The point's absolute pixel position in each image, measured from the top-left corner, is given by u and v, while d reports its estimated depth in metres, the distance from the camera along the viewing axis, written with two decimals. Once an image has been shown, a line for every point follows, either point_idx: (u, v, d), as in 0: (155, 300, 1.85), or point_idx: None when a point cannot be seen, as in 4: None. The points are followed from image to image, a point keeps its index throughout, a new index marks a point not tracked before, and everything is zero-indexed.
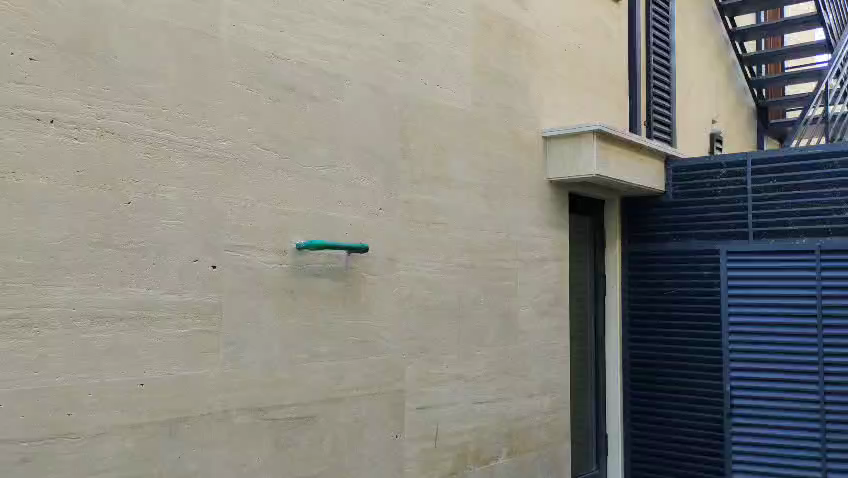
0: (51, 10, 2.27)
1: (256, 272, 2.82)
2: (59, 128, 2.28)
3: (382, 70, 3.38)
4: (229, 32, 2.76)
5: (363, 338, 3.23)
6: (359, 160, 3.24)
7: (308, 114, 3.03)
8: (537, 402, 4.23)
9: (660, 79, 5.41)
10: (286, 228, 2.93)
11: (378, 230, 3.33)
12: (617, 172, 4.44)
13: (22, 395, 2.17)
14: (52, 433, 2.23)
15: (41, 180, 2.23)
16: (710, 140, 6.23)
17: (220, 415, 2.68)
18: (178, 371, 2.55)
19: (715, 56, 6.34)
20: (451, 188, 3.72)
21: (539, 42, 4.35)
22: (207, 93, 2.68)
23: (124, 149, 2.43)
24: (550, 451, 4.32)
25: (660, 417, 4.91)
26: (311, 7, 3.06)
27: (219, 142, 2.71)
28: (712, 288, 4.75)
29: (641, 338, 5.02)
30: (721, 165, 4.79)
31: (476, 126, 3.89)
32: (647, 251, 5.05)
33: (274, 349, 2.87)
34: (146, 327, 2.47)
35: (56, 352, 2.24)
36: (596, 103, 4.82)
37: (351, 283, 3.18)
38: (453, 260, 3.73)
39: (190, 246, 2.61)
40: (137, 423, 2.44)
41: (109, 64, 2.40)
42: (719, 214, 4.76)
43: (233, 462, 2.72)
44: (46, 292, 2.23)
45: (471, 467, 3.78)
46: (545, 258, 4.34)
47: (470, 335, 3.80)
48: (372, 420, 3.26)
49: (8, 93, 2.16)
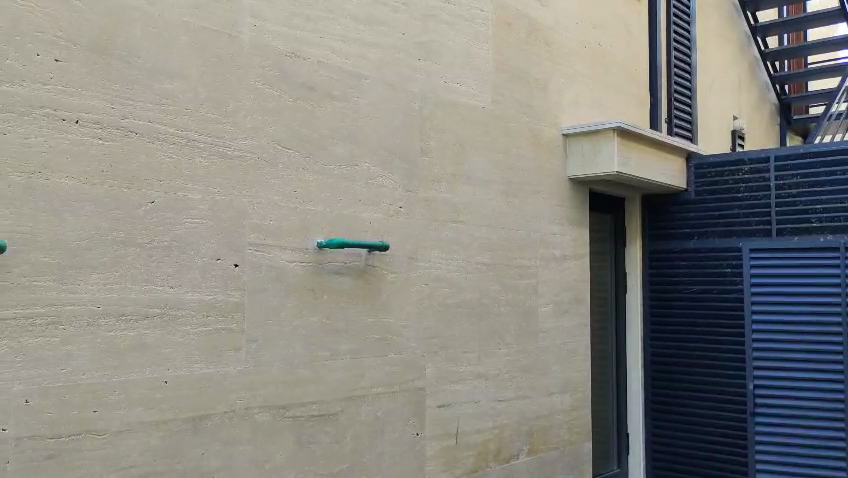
0: (76, 11, 2.29)
1: (278, 271, 2.83)
2: (84, 128, 2.30)
3: (402, 69, 3.38)
4: (251, 32, 2.78)
5: (384, 336, 3.24)
6: (379, 158, 3.25)
7: (328, 113, 3.04)
8: (557, 401, 4.21)
9: (681, 75, 5.37)
10: (307, 228, 2.94)
11: (399, 229, 3.33)
12: (638, 170, 4.42)
13: (48, 392, 2.19)
14: (78, 430, 2.25)
15: (66, 179, 2.26)
16: (732, 136, 6.17)
17: (242, 413, 2.70)
18: (200, 368, 2.57)
19: (737, 52, 6.28)
20: (471, 186, 3.71)
21: (559, 40, 4.33)
22: (229, 93, 2.70)
23: (147, 149, 2.45)
24: (571, 450, 4.30)
25: (682, 416, 4.88)
26: (331, 7, 3.07)
27: (240, 141, 2.73)
28: (735, 286, 4.70)
29: (663, 337, 4.99)
30: (743, 161, 4.74)
31: (497, 124, 3.88)
32: (669, 249, 5.01)
33: (295, 347, 2.88)
34: (169, 325, 2.49)
35: (82, 350, 2.27)
36: (617, 100, 4.80)
37: (371, 282, 3.19)
38: (473, 258, 3.72)
39: (213, 244, 2.63)
40: (160, 420, 2.46)
41: (133, 64, 2.43)
42: (742, 211, 4.72)
43: (256, 458, 2.74)
44: (72, 291, 2.26)
45: (492, 465, 3.78)
46: (565, 256, 4.32)
47: (490, 333, 3.79)
48: (392, 418, 3.26)
49: (34, 94, 2.19)
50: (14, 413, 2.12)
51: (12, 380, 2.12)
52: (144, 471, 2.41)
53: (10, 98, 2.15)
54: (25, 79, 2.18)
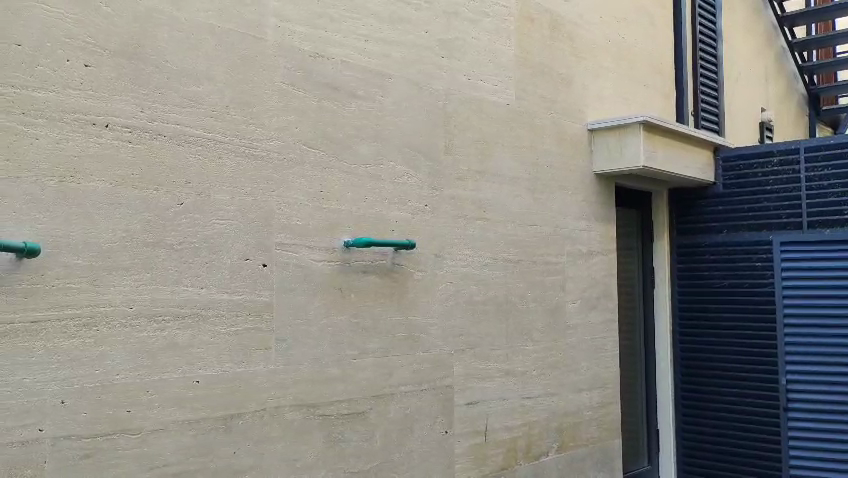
0: (105, 17, 2.33)
1: (305, 270, 2.85)
2: (113, 132, 2.33)
3: (426, 67, 3.38)
4: (275, 34, 2.79)
5: (412, 335, 3.24)
6: (404, 157, 3.25)
7: (353, 112, 3.05)
8: (586, 398, 4.19)
9: (708, 67, 5.30)
10: (335, 227, 2.96)
11: (425, 227, 3.33)
12: (665, 164, 4.38)
13: (84, 393, 2.23)
14: (112, 429, 2.29)
15: (98, 183, 2.29)
16: (760, 128, 6.10)
17: (273, 411, 2.72)
18: (231, 368, 2.60)
19: (764, 42, 6.19)
20: (496, 183, 3.70)
21: (583, 34, 4.30)
22: (256, 94, 2.72)
23: (176, 151, 2.48)
24: (601, 447, 4.28)
25: (714, 413, 4.82)
26: (355, 7, 3.09)
27: (267, 142, 2.75)
28: (765, 280, 4.64)
29: (693, 332, 4.94)
30: (772, 153, 4.68)
31: (520, 120, 3.86)
32: (698, 244, 4.96)
33: (324, 346, 2.89)
34: (200, 325, 2.52)
35: (115, 351, 2.31)
36: (642, 94, 4.76)
37: (398, 281, 3.19)
38: (500, 255, 3.71)
39: (242, 244, 2.65)
40: (193, 420, 2.48)
41: (162, 68, 2.46)
42: (772, 203, 4.65)
43: (287, 457, 2.76)
44: (104, 292, 2.29)
45: (521, 463, 3.77)
46: (592, 252, 4.29)
47: (517, 331, 3.78)
48: (421, 416, 3.27)
49: (65, 100, 2.23)
50: (51, 414, 2.15)
51: (49, 381, 2.16)
52: (178, 469, 2.44)
53: (42, 104, 2.18)
54: (57, 85, 2.21)
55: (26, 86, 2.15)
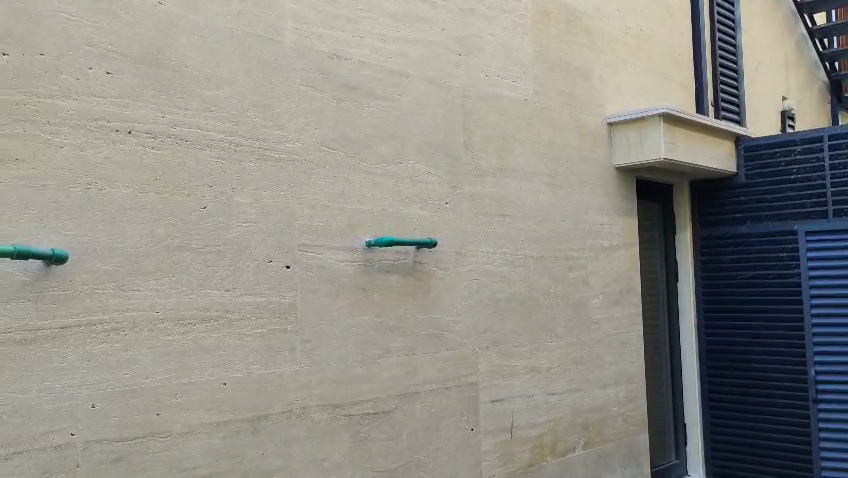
0: (126, 24, 2.35)
1: (328, 271, 2.86)
2: (136, 138, 2.36)
3: (443, 65, 3.38)
4: (293, 36, 2.80)
5: (435, 333, 3.24)
6: (423, 156, 3.25)
7: (371, 111, 3.06)
8: (612, 393, 4.17)
9: (727, 56, 5.25)
10: (357, 228, 2.97)
11: (446, 225, 3.33)
12: (686, 156, 4.34)
13: (114, 396, 2.25)
14: (143, 432, 2.31)
15: (122, 189, 2.31)
16: (781, 117, 6.03)
17: (299, 412, 2.73)
18: (258, 369, 2.61)
19: (783, 30, 6.11)
20: (516, 179, 3.69)
21: (600, 28, 4.28)
22: (275, 97, 2.73)
23: (197, 155, 2.50)
24: (628, 442, 4.26)
25: (741, 406, 4.78)
26: (371, 6, 3.09)
27: (287, 143, 2.75)
28: (791, 271, 4.59)
29: (717, 324, 4.90)
30: (795, 142, 4.63)
31: (539, 115, 3.85)
32: (721, 235, 4.91)
33: (348, 346, 2.90)
34: (226, 327, 2.54)
35: (144, 354, 2.33)
36: (661, 86, 4.72)
37: (421, 280, 3.19)
38: (521, 252, 3.69)
39: (265, 246, 2.67)
40: (221, 421, 2.50)
41: (182, 73, 2.48)
42: (796, 193, 4.60)
43: (315, 458, 2.77)
44: (132, 297, 2.32)
45: (549, 459, 3.76)
46: (614, 246, 4.27)
47: (541, 327, 3.77)
48: (447, 415, 3.27)
49: (88, 107, 2.25)
50: (83, 418, 2.18)
51: (79, 386, 2.18)
52: (208, 471, 2.46)
53: (66, 112, 2.21)
54: (80, 93, 2.24)
55: (50, 94, 2.18)
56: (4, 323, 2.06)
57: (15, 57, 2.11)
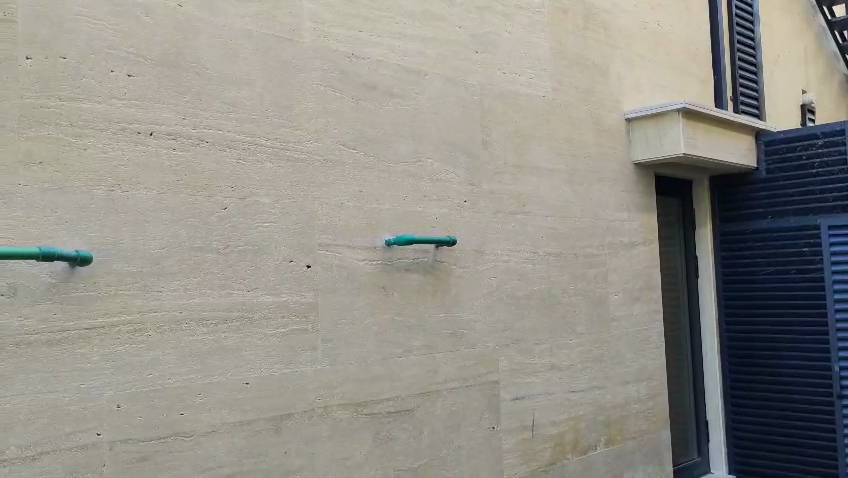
0: (146, 26, 2.37)
1: (349, 271, 2.86)
2: (158, 140, 2.37)
3: (461, 63, 3.37)
4: (312, 36, 2.81)
5: (455, 332, 3.23)
6: (442, 154, 3.24)
7: (390, 110, 3.06)
8: (633, 391, 4.14)
9: (745, 50, 5.20)
10: (377, 227, 2.97)
11: (465, 223, 3.32)
12: (706, 151, 4.31)
13: (138, 396, 2.27)
14: (168, 432, 2.33)
15: (145, 190, 2.33)
16: (801, 111, 5.96)
17: (321, 411, 2.74)
18: (280, 369, 2.62)
19: (802, 22, 6.05)
20: (534, 176, 3.67)
21: (617, 23, 4.25)
22: (294, 98, 2.73)
23: (217, 156, 2.51)
24: (650, 439, 4.23)
25: (764, 403, 4.73)
26: (388, 5, 3.10)
27: (305, 143, 2.76)
28: (814, 266, 4.55)
29: (739, 321, 4.85)
30: (817, 136, 4.58)
31: (557, 112, 3.83)
32: (742, 231, 4.87)
33: (369, 345, 2.91)
34: (248, 328, 2.55)
35: (167, 355, 2.34)
36: (679, 81, 4.69)
37: (441, 278, 3.19)
38: (541, 249, 3.68)
39: (285, 246, 2.68)
40: (244, 421, 2.51)
41: (201, 75, 2.49)
42: (818, 187, 4.55)
43: (338, 456, 2.77)
44: (155, 298, 2.33)
45: (570, 457, 3.75)
46: (634, 242, 4.24)
47: (562, 325, 3.75)
48: (468, 414, 3.27)
49: (110, 110, 2.27)
50: (108, 418, 2.20)
51: (104, 386, 2.20)
52: (232, 470, 2.47)
53: (89, 114, 2.23)
54: (101, 95, 2.25)
55: (72, 97, 2.19)
56: (30, 325, 2.08)
57: (38, 61, 2.14)
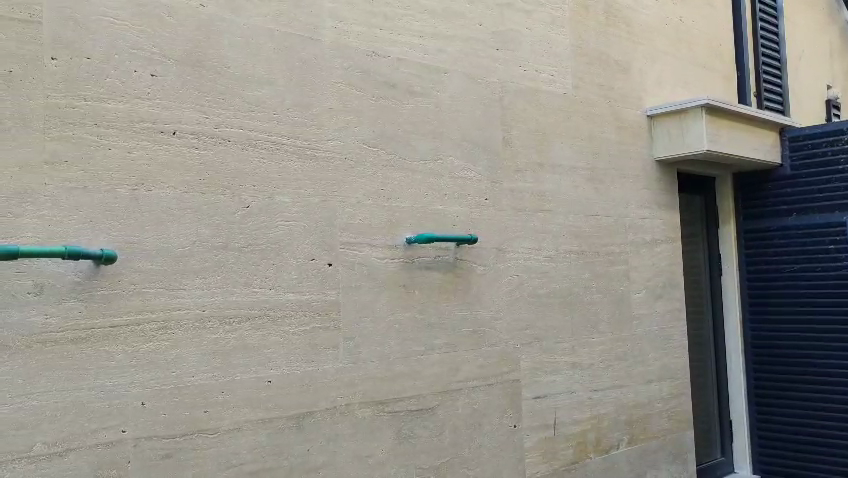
0: (169, 26, 2.38)
1: (370, 269, 2.87)
2: (181, 139, 2.39)
3: (481, 60, 3.36)
4: (332, 35, 2.81)
5: (476, 330, 3.23)
6: (463, 151, 3.23)
7: (411, 109, 3.06)
8: (655, 390, 4.11)
9: (769, 45, 5.13)
10: (397, 224, 2.97)
11: (486, 221, 3.31)
12: (730, 147, 4.26)
13: (162, 394, 2.29)
14: (192, 429, 2.34)
15: (168, 189, 2.35)
16: (827, 106, 5.86)
17: (343, 409, 2.74)
18: (302, 367, 2.63)
19: (826, 17, 5.96)
20: (555, 173, 3.65)
21: (639, 19, 4.22)
22: (315, 97, 2.74)
23: (240, 155, 2.52)
24: (673, 439, 4.20)
25: (789, 403, 4.67)
26: (408, 3, 3.10)
27: (327, 142, 2.76)
28: (840, 264, 4.47)
29: (764, 319, 4.80)
30: (842, 131, 4.50)
31: (578, 110, 3.81)
32: (765, 229, 4.82)
33: (391, 344, 2.91)
34: (270, 325, 2.56)
35: (191, 353, 2.36)
36: (702, 78, 4.64)
37: (462, 276, 3.18)
38: (562, 248, 3.66)
39: (307, 245, 2.68)
40: (267, 419, 2.52)
41: (224, 74, 2.50)
42: (843, 183, 4.47)
43: (359, 454, 2.77)
44: (178, 296, 2.34)
45: (592, 456, 3.72)
46: (656, 240, 4.21)
47: (583, 323, 3.73)
48: (490, 411, 3.26)
49: (133, 109, 2.29)
50: (132, 415, 2.22)
51: (128, 384, 2.22)
52: (254, 468, 2.48)
53: (113, 114, 2.25)
54: (125, 95, 2.27)
55: (96, 97, 2.21)
56: (56, 323, 2.10)
57: (63, 61, 2.16)
